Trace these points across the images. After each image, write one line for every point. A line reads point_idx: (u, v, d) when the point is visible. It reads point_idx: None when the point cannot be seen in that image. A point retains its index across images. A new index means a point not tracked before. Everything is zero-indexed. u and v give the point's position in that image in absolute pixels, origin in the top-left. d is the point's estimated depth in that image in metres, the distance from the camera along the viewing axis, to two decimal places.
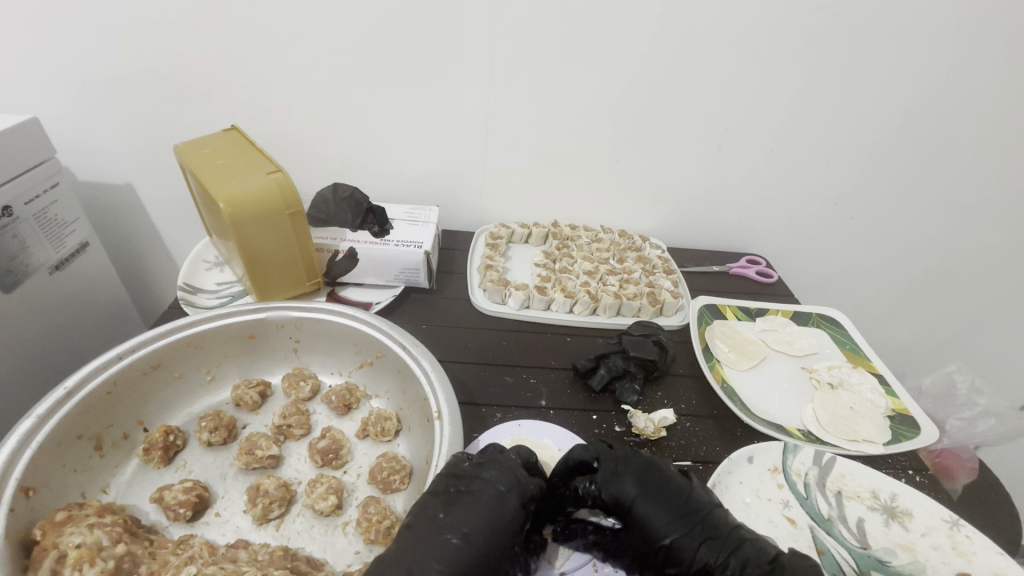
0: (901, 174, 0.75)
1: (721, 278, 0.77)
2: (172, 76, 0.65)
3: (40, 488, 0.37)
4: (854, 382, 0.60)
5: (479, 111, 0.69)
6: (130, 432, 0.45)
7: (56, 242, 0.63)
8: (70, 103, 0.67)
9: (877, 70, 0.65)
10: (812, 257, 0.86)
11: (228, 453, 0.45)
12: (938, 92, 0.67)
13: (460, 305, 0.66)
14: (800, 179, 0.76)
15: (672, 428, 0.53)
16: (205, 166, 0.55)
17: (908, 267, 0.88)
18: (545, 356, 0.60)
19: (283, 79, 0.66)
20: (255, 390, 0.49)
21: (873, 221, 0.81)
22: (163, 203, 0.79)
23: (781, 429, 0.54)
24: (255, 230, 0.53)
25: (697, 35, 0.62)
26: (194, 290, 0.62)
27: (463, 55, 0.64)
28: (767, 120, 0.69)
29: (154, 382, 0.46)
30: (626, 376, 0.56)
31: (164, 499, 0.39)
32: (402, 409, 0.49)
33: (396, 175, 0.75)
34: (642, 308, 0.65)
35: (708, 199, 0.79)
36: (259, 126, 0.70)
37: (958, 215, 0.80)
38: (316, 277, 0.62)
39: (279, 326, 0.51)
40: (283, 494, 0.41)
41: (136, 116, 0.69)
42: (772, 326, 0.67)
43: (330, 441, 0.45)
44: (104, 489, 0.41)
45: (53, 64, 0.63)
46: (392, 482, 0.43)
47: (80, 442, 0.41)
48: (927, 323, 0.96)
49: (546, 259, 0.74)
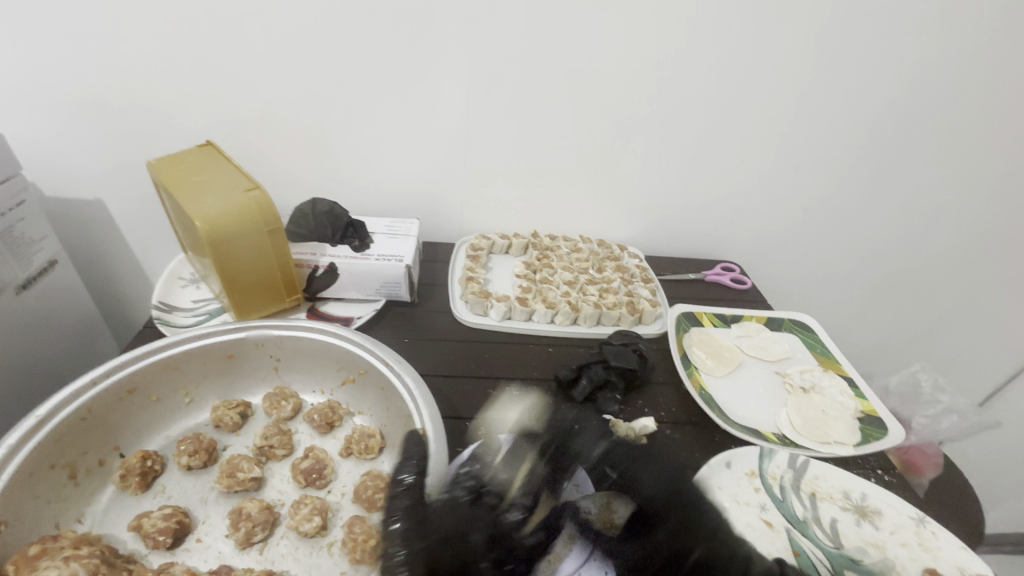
0: (864, 183, 0.79)
1: (697, 285, 0.79)
2: (144, 91, 0.64)
3: (11, 522, 0.37)
4: (825, 385, 0.62)
5: (457, 125, 0.69)
6: (106, 458, 0.44)
7: (23, 262, 0.61)
8: (34, 119, 0.65)
9: (838, 85, 0.68)
10: (783, 263, 0.89)
11: (209, 476, 0.44)
12: (895, 104, 0.71)
13: (442, 318, 0.67)
14: (770, 188, 0.78)
15: (653, 436, 0.54)
16: (180, 183, 0.54)
17: (874, 271, 0.91)
18: (527, 367, 0.61)
19: (259, 93, 0.65)
20: (235, 411, 0.48)
21: (840, 227, 0.84)
22: (135, 219, 0.77)
23: (757, 434, 0.55)
24: (234, 248, 0.53)
25: (668, 51, 0.64)
26: (169, 309, 0.61)
27: (440, 70, 0.64)
28: (737, 132, 0.72)
29: (130, 406, 0.45)
30: (608, 386, 0.57)
31: (143, 527, 0.39)
32: (385, 426, 0.49)
33: (374, 188, 0.75)
34: (622, 317, 0.67)
35: (683, 209, 0.81)
36: (234, 141, 0.69)
37: (918, 221, 0.84)
38: (295, 293, 0.61)
39: (259, 346, 0.50)
40: (266, 517, 0.40)
41: (105, 132, 0.67)
42: (747, 332, 0.69)
43: (314, 461, 0.45)
44: (79, 519, 0.40)
45: (17, 79, 0.62)
46: (377, 500, 0.43)
47: (54, 471, 0.40)
48: (894, 324, 1.00)
49: (527, 270, 0.74)
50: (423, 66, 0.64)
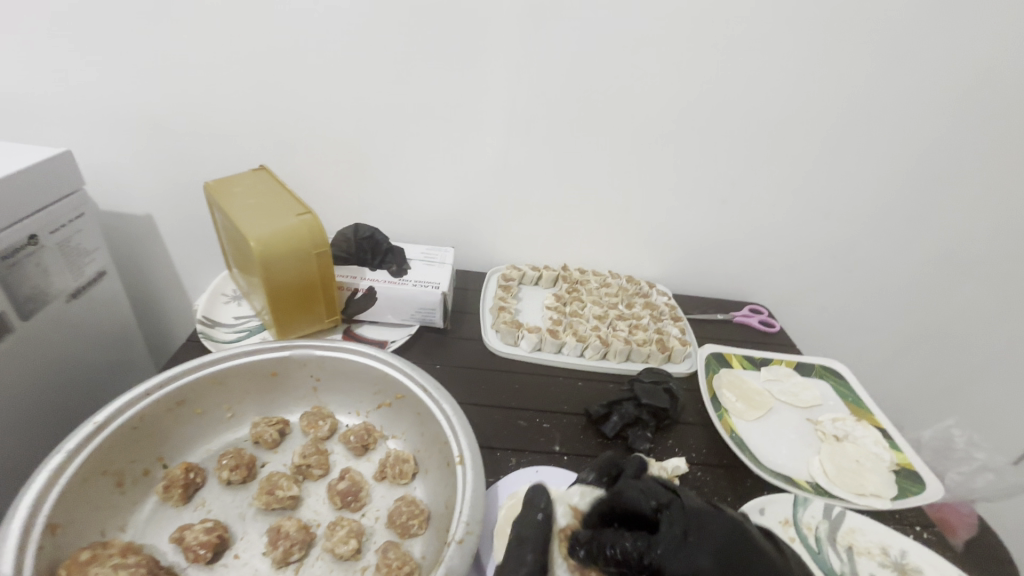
0: (894, 233, 0.79)
1: (725, 326, 0.79)
2: (204, 117, 0.68)
3: (65, 526, 0.39)
4: (858, 435, 0.61)
5: (496, 159, 0.72)
6: (151, 468, 0.46)
7: (75, 271, 0.64)
8: (100, 138, 0.70)
9: (871, 135, 0.70)
10: (811, 308, 0.89)
11: (247, 492, 0.46)
12: (927, 157, 0.72)
13: (473, 346, 0.68)
14: (799, 233, 0.79)
15: (685, 476, 0.53)
16: (236, 205, 0.57)
17: (903, 321, 0.91)
18: (558, 400, 0.61)
19: (311, 123, 0.69)
20: (274, 428, 0.50)
21: (869, 275, 0.84)
22: (182, 234, 0.80)
23: (790, 481, 0.55)
24: (284, 269, 0.55)
25: (703, 100, 0.66)
26: (212, 324, 0.63)
27: (483, 108, 0.67)
28: (768, 179, 0.73)
29: (177, 417, 0.48)
30: (639, 424, 0.57)
31: (185, 540, 0.40)
32: (419, 451, 0.50)
33: (413, 215, 0.78)
34: (651, 354, 0.67)
35: (712, 248, 0.81)
36: (284, 165, 0.73)
37: (949, 273, 0.84)
38: (334, 314, 0.63)
39: (301, 365, 0.52)
40: (303, 537, 0.42)
41: (163, 153, 0.71)
42: (777, 376, 0.69)
43: (350, 483, 0.46)
44: (122, 528, 0.42)
45: (90, 101, 0.66)
46: (411, 526, 0.44)
47: (103, 478, 0.42)
48: (923, 375, 0.98)
49: (556, 302, 0.75)
50: (467, 102, 0.67)
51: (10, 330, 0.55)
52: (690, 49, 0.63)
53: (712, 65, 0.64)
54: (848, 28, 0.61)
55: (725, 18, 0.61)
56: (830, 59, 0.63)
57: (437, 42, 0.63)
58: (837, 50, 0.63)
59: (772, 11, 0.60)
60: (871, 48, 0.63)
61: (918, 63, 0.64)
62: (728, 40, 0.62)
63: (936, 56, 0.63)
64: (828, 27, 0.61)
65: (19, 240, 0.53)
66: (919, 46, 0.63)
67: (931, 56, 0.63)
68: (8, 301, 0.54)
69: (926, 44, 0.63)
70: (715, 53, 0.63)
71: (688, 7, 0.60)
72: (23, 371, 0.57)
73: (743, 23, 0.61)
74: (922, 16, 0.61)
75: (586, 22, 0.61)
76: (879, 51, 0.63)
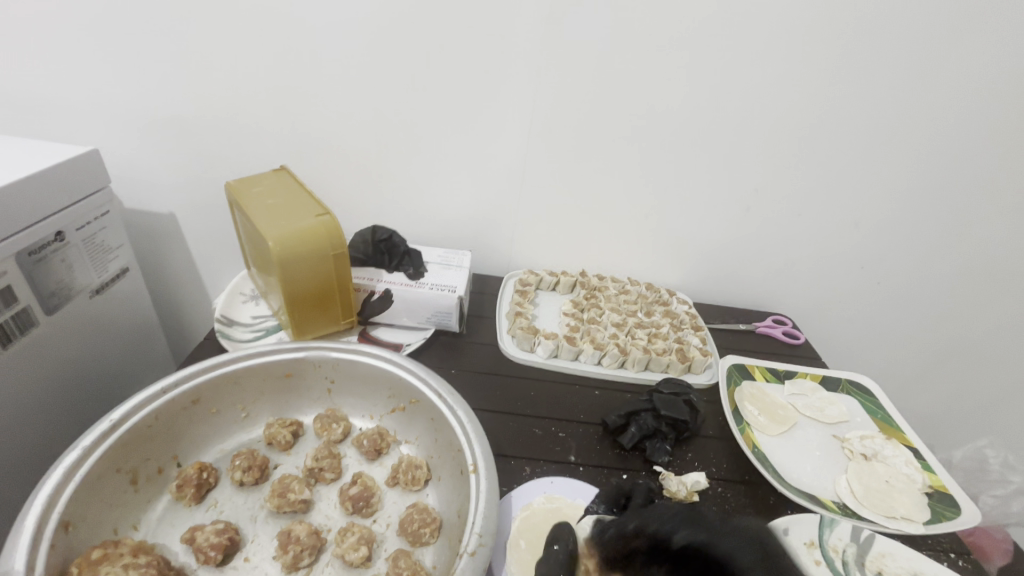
0: (926, 244, 0.76)
1: (747, 336, 0.77)
2: (227, 118, 0.69)
3: (78, 523, 0.39)
4: (888, 454, 0.58)
5: (516, 162, 0.71)
6: (165, 467, 0.47)
7: (99, 267, 0.64)
8: (127, 138, 0.71)
9: (905, 141, 0.67)
10: (837, 320, 0.87)
11: (259, 494, 0.46)
12: (964, 164, 0.69)
13: (489, 351, 0.67)
14: (826, 242, 0.77)
15: (704, 492, 0.52)
16: (255, 205, 0.57)
17: (934, 336, 0.87)
18: (573, 409, 0.60)
19: (332, 124, 0.69)
20: (288, 430, 0.51)
21: (900, 287, 0.82)
22: (203, 234, 0.81)
23: (816, 500, 0.52)
24: (301, 270, 0.54)
25: (728, 105, 0.65)
26: (230, 323, 0.63)
27: (503, 111, 0.67)
28: (795, 186, 0.71)
29: (192, 416, 0.48)
30: (657, 436, 0.55)
31: (196, 541, 0.41)
32: (432, 457, 0.50)
33: (431, 217, 0.78)
34: (671, 363, 0.65)
35: (735, 256, 0.80)
36: (304, 166, 0.73)
37: (985, 287, 0.81)
38: (350, 316, 0.62)
39: (316, 366, 0.53)
40: (314, 542, 0.42)
41: (186, 152, 0.72)
42: (802, 390, 0.66)
43: (361, 488, 0.46)
44: (135, 526, 0.43)
45: (118, 101, 0.68)
46: (422, 535, 0.43)
47: (118, 476, 0.43)
48: (955, 392, 0.94)
49: (574, 309, 0.74)
50: (488, 105, 0.67)
51: (35, 324, 0.55)
52: (716, 52, 0.61)
53: (738, 68, 0.62)
54: (883, 30, 0.59)
55: (753, 20, 0.59)
56: (863, 62, 0.61)
57: (459, 44, 0.62)
58: (870, 53, 0.61)
59: (804, 12, 0.58)
60: (906, 51, 0.60)
61: (957, 66, 0.61)
62: (756, 43, 0.60)
63: (976, 60, 0.61)
64: (862, 29, 0.59)
65: (46, 236, 0.54)
66: (958, 49, 0.60)
67: (970, 61, 0.61)
68: (34, 296, 0.54)
69: (965, 46, 0.60)
70: (742, 56, 0.61)
71: (715, 9, 0.59)
72: (47, 365, 0.58)
73: (772, 25, 0.59)
74: (962, 18, 0.58)
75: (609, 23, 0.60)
76: (916, 54, 0.61)
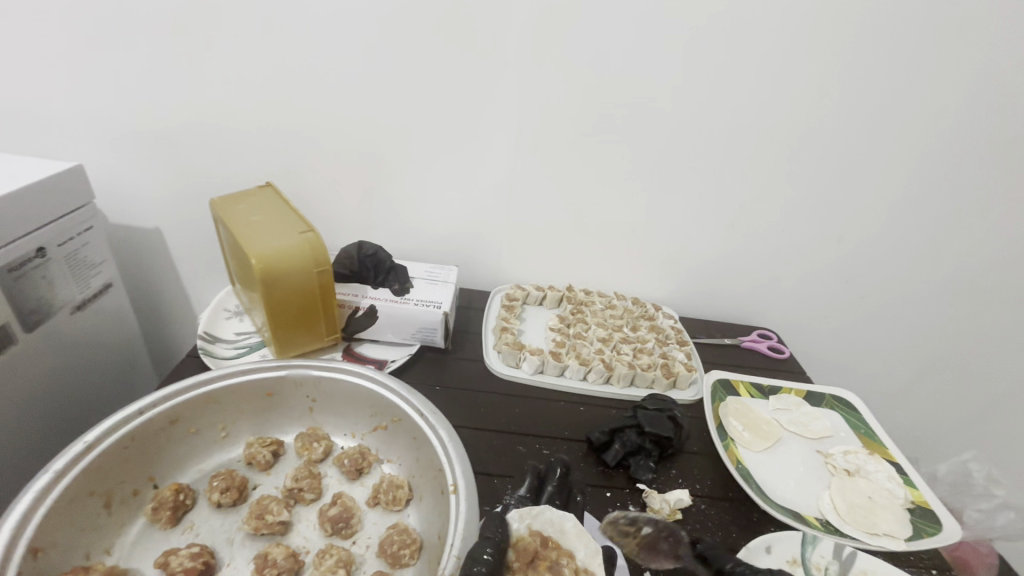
0: (907, 258, 0.78)
1: (732, 351, 0.78)
2: (215, 133, 0.69)
3: (48, 548, 0.38)
4: (870, 470, 0.58)
5: (502, 178, 0.72)
6: (141, 488, 0.46)
7: (81, 283, 0.64)
8: (112, 153, 0.71)
9: (884, 158, 0.69)
10: (821, 334, 0.87)
11: (237, 516, 0.46)
12: (941, 180, 0.70)
13: (474, 366, 0.67)
14: (809, 257, 0.78)
15: (688, 509, 0.52)
16: (239, 222, 0.57)
17: (918, 349, 0.88)
18: (558, 426, 0.60)
19: (319, 139, 0.69)
20: (268, 449, 0.50)
21: (882, 302, 0.83)
22: (188, 248, 0.81)
23: (799, 517, 0.52)
24: (285, 286, 0.54)
25: (710, 123, 0.66)
26: (213, 340, 0.62)
27: (490, 127, 0.68)
28: (778, 202, 0.73)
29: (171, 436, 0.48)
30: (641, 453, 0.55)
31: (170, 566, 0.40)
32: (413, 477, 0.49)
33: (418, 232, 0.78)
34: (656, 379, 0.66)
35: (720, 271, 0.80)
36: (291, 182, 0.73)
37: (967, 300, 0.82)
38: (334, 332, 0.62)
39: (298, 385, 0.52)
40: (291, 565, 0.41)
41: (173, 166, 0.72)
42: (786, 405, 0.67)
43: (341, 509, 0.45)
44: (108, 550, 0.42)
45: (105, 116, 0.68)
46: (402, 556, 0.43)
47: (91, 499, 0.42)
48: (939, 406, 0.95)
49: (560, 324, 0.74)
50: (474, 121, 0.67)
51: (14, 341, 0.55)
52: (698, 71, 0.63)
53: (720, 86, 0.64)
54: (859, 50, 0.61)
55: (734, 41, 0.61)
56: (840, 81, 0.63)
57: (446, 62, 0.63)
58: (847, 72, 0.62)
59: (782, 33, 0.60)
60: (882, 70, 0.62)
61: (931, 85, 0.63)
62: (737, 63, 0.62)
63: (949, 81, 0.63)
64: (838, 49, 0.61)
65: (27, 252, 0.54)
66: (932, 69, 0.62)
67: (944, 81, 0.63)
68: (13, 313, 0.54)
69: (939, 66, 0.62)
70: (723, 75, 0.63)
71: (696, 30, 0.60)
72: (26, 384, 0.57)
73: (751, 46, 0.61)
74: (934, 40, 0.60)
75: (593, 43, 0.61)
76: (891, 75, 0.62)
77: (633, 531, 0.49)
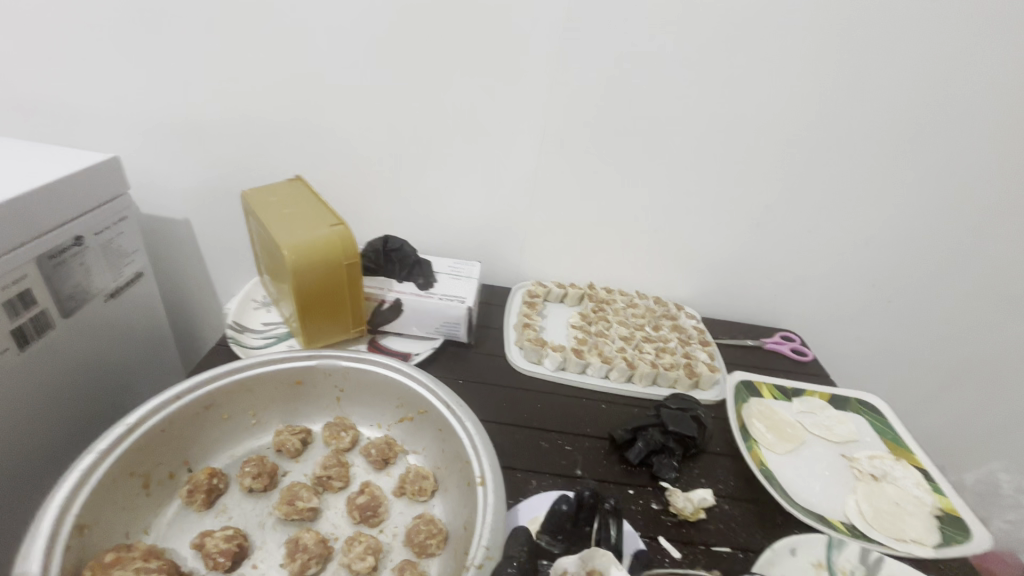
0: (937, 263, 0.76)
1: (755, 352, 0.77)
2: (245, 126, 0.70)
3: (92, 526, 0.40)
4: (897, 475, 0.58)
5: (526, 174, 0.72)
6: (176, 472, 0.47)
7: (114, 271, 0.65)
8: (144, 144, 0.72)
9: (915, 160, 0.67)
10: (846, 337, 0.86)
11: (267, 501, 0.47)
12: (974, 184, 0.69)
13: (497, 362, 0.67)
14: (835, 259, 0.77)
15: (711, 509, 0.52)
16: (270, 214, 0.58)
17: (945, 355, 0.87)
18: (580, 423, 0.60)
19: (346, 133, 0.70)
20: (297, 437, 0.51)
21: (909, 306, 0.81)
22: (216, 239, 0.82)
23: (823, 520, 0.52)
24: (315, 277, 0.55)
25: (737, 124, 0.66)
26: (242, 330, 0.64)
27: (515, 124, 0.68)
28: (805, 202, 0.72)
29: (204, 422, 0.49)
30: (664, 452, 0.55)
31: (206, 546, 0.41)
32: (439, 468, 0.50)
33: (441, 227, 0.78)
34: (679, 378, 0.65)
35: (743, 272, 0.80)
36: (318, 175, 0.74)
37: (998, 306, 0.80)
38: (360, 325, 0.63)
39: (326, 375, 0.53)
40: (322, 551, 0.42)
41: (203, 158, 0.73)
42: (810, 408, 0.66)
43: (369, 498, 0.46)
44: (146, 530, 0.44)
45: (137, 107, 0.69)
46: (428, 546, 0.43)
47: (130, 480, 0.43)
48: (966, 412, 0.93)
49: (582, 321, 0.74)
50: (499, 118, 0.68)
51: (52, 327, 0.56)
52: (725, 72, 0.62)
53: (749, 85, 0.63)
54: (894, 48, 0.60)
55: (764, 41, 0.60)
56: (872, 82, 0.62)
57: (474, 58, 0.64)
58: (880, 74, 0.61)
59: (813, 32, 0.59)
60: (915, 72, 0.61)
61: (965, 88, 0.62)
62: (766, 63, 0.62)
63: (984, 84, 0.62)
64: (869, 51, 0.60)
65: (65, 241, 0.56)
66: (966, 72, 0.61)
67: (978, 84, 0.62)
68: (52, 300, 0.56)
69: (973, 68, 0.61)
70: (751, 75, 0.62)
71: (725, 30, 0.60)
72: (63, 368, 0.59)
73: (780, 46, 0.60)
74: (969, 43, 0.59)
75: (621, 40, 0.61)
76: (923, 77, 0.62)
77: (656, 529, 0.49)
